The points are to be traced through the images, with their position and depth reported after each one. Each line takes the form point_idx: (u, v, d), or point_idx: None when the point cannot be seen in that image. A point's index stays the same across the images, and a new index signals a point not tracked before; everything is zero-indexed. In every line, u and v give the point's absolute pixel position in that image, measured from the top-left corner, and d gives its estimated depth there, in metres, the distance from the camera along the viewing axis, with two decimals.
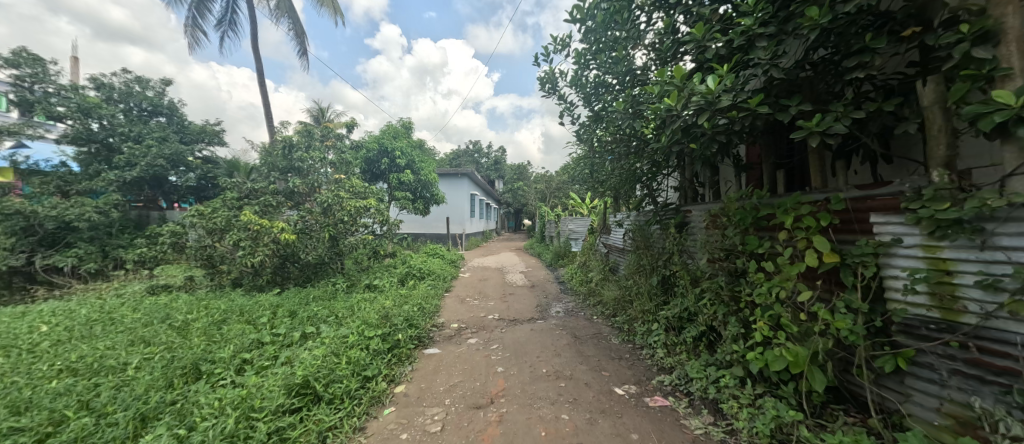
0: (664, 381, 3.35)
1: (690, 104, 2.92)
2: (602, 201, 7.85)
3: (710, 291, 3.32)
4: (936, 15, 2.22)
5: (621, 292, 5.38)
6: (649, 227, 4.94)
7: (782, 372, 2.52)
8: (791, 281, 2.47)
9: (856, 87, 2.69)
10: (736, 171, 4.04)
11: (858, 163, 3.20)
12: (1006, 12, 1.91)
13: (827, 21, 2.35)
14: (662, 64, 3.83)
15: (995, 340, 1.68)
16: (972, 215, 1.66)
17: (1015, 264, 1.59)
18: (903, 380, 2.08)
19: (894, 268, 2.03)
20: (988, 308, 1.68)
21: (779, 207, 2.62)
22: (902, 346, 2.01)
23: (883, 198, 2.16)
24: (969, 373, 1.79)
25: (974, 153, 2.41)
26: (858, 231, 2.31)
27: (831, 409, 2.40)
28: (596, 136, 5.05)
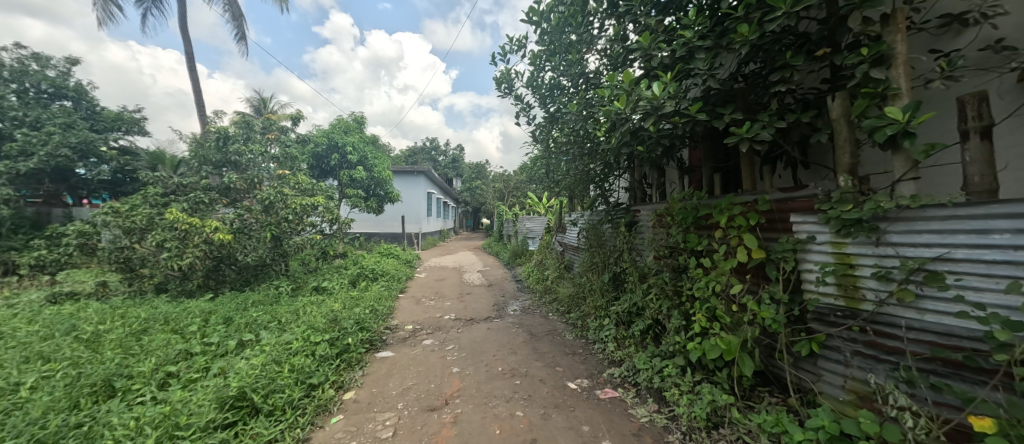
0: (614, 373, 3.50)
1: (637, 109, 3.07)
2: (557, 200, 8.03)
3: (657, 286, 3.52)
4: (843, 38, 2.51)
5: (575, 289, 5.54)
6: (601, 226, 5.13)
7: (717, 359, 2.73)
8: (726, 276, 2.69)
9: (780, 99, 2.97)
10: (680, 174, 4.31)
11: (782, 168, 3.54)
12: (896, 40, 2.24)
13: (756, 38, 2.58)
14: (613, 70, 3.99)
15: (887, 324, 1.92)
16: (869, 215, 1.89)
17: (901, 257, 1.83)
18: (816, 362, 2.33)
19: (810, 262, 2.28)
20: (882, 296, 1.92)
21: (716, 208, 2.84)
22: (816, 332, 2.25)
23: (801, 200, 2.41)
24: (867, 354, 2.04)
25: (872, 162, 2.76)
26: (780, 229, 2.56)
27: (758, 392, 2.63)
28: (551, 137, 5.15)
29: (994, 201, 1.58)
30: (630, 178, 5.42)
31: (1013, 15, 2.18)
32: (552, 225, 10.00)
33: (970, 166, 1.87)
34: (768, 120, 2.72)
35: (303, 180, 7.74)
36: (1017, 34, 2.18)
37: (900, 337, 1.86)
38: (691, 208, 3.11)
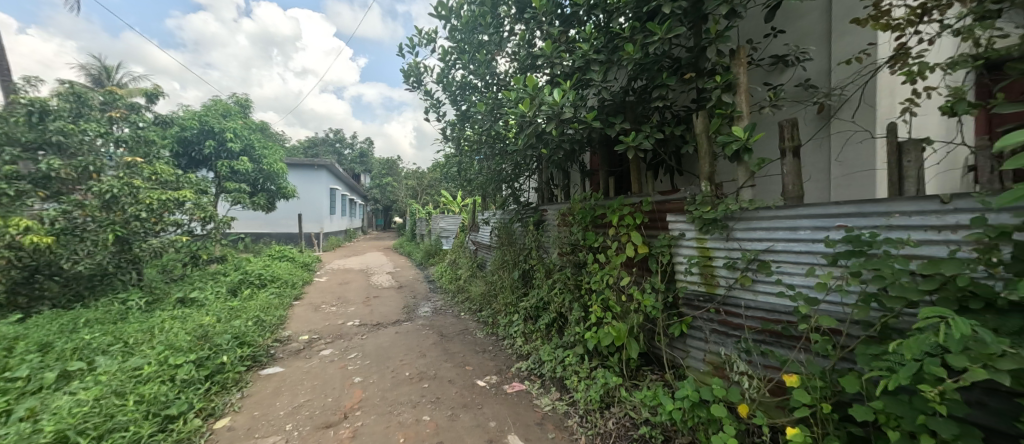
0: (521, 367, 3.62)
1: (540, 113, 3.22)
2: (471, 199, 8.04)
3: (560, 281, 3.74)
4: (705, 65, 2.96)
5: (487, 288, 5.59)
6: (511, 225, 5.26)
7: (610, 346, 3.00)
8: (617, 269, 2.98)
9: (659, 113, 3.38)
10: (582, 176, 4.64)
11: (663, 174, 4.04)
12: (739, 71, 2.66)
13: (639, 57, 2.89)
14: (520, 73, 4.12)
15: (733, 305, 2.33)
16: (721, 215, 2.29)
17: (743, 249, 2.24)
18: (685, 341, 2.72)
19: (681, 255, 2.66)
20: (730, 282, 2.33)
21: (610, 208, 3.14)
22: (685, 315, 2.63)
23: (674, 202, 2.79)
24: (720, 331, 2.43)
25: (725, 171, 3.31)
26: (659, 227, 2.94)
27: (642, 371, 2.96)
28: (461, 136, 5.12)
29: (800, 204, 1.99)
30: (538, 179, 5.65)
31: (816, 59, 2.79)
32: (465, 224, 9.97)
33: (787, 176, 2.33)
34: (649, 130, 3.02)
35: (162, 171, 6.43)
36: (818, 75, 2.80)
37: (741, 314, 2.27)
38: (589, 208, 3.38)
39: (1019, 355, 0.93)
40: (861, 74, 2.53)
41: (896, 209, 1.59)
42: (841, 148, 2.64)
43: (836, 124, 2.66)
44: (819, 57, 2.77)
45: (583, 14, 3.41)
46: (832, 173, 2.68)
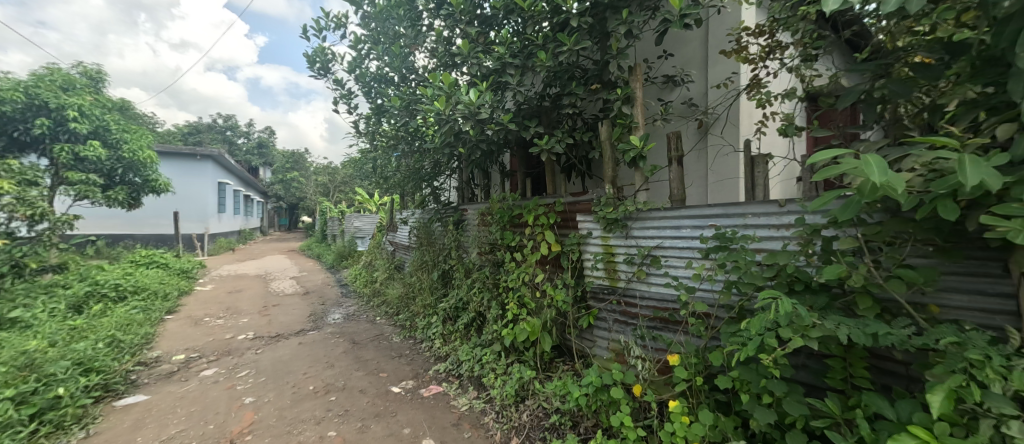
0: (439, 369, 3.56)
1: (456, 111, 3.19)
2: (388, 198, 7.66)
3: (479, 280, 3.75)
4: (608, 78, 3.22)
5: (405, 290, 5.36)
6: (431, 225, 5.14)
7: (525, 341, 3.10)
8: (532, 267, 3.10)
9: (570, 120, 3.60)
10: (501, 177, 4.72)
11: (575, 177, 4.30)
12: (636, 85, 2.95)
13: (550, 65, 3.04)
14: (439, 70, 4.04)
15: (634, 296, 2.58)
16: (622, 215, 2.54)
17: (640, 246, 2.51)
18: (592, 331, 2.93)
19: (589, 252, 2.87)
20: (629, 275, 2.59)
21: (526, 208, 3.24)
22: (592, 308, 2.84)
23: (583, 203, 3.00)
24: (621, 320, 2.68)
25: (626, 175, 3.65)
26: (570, 226, 3.13)
27: (555, 362, 3.10)
28: (375, 130, 4.84)
29: (683, 206, 2.29)
30: (459, 178, 5.60)
31: (696, 81, 3.23)
32: (382, 224, 9.46)
33: (673, 181, 2.66)
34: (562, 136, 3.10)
35: None
36: (698, 95, 3.24)
37: (637, 304, 2.53)
38: (506, 208, 3.44)
39: (823, 325, 1.19)
40: (728, 97, 3.00)
41: (750, 212, 1.92)
42: (714, 159, 3.10)
43: (711, 139, 3.11)
44: (699, 80, 3.20)
45: (500, 17, 3.47)
46: (708, 180, 3.13)
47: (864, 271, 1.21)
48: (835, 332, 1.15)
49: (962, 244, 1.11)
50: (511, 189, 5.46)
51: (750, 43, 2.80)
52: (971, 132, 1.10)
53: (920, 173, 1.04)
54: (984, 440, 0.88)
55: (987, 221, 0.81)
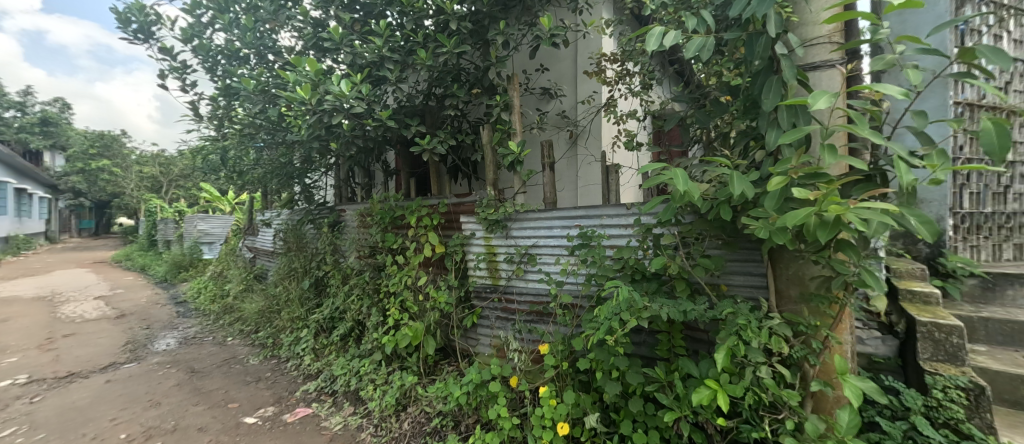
0: (309, 388, 3.19)
1: (324, 103, 2.89)
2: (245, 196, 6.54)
3: (359, 286, 3.47)
4: (488, 84, 3.32)
5: (265, 303, 4.63)
6: (300, 227, 4.56)
7: (408, 346, 2.97)
8: (415, 270, 2.99)
9: (453, 121, 3.60)
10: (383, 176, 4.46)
11: (461, 179, 4.31)
12: (513, 95, 3.09)
13: (431, 64, 2.98)
14: (307, 54, 3.61)
15: (514, 293, 2.72)
16: (501, 215, 2.68)
17: (518, 245, 2.67)
18: (476, 330, 2.99)
19: (472, 253, 2.93)
20: (510, 273, 2.73)
21: (408, 209, 3.12)
22: (475, 307, 2.90)
23: (467, 204, 3.03)
24: (502, 316, 2.79)
25: (507, 179, 3.83)
26: (454, 227, 3.13)
27: (439, 364, 3.04)
28: (224, 115, 4.08)
29: (554, 209, 2.52)
30: (335, 177, 5.09)
31: (567, 95, 3.57)
32: (238, 227, 8.01)
33: (547, 185, 2.90)
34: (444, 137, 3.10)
35: None
36: (568, 108, 3.59)
37: (515, 300, 2.69)
38: (387, 209, 3.26)
39: (652, 307, 1.45)
40: (591, 113, 3.40)
41: (606, 214, 2.22)
42: (581, 166, 3.48)
43: (577, 148, 3.49)
44: (569, 95, 3.55)
45: (378, 7, 3.28)
46: (575, 184, 3.50)
47: (679, 262, 1.53)
48: (659, 311, 1.42)
49: (738, 239, 1.50)
50: (395, 189, 5.18)
51: (607, 67, 3.22)
52: (742, 155, 1.48)
53: (710, 184, 1.37)
54: (746, 383, 1.20)
55: (744, 221, 1.11)
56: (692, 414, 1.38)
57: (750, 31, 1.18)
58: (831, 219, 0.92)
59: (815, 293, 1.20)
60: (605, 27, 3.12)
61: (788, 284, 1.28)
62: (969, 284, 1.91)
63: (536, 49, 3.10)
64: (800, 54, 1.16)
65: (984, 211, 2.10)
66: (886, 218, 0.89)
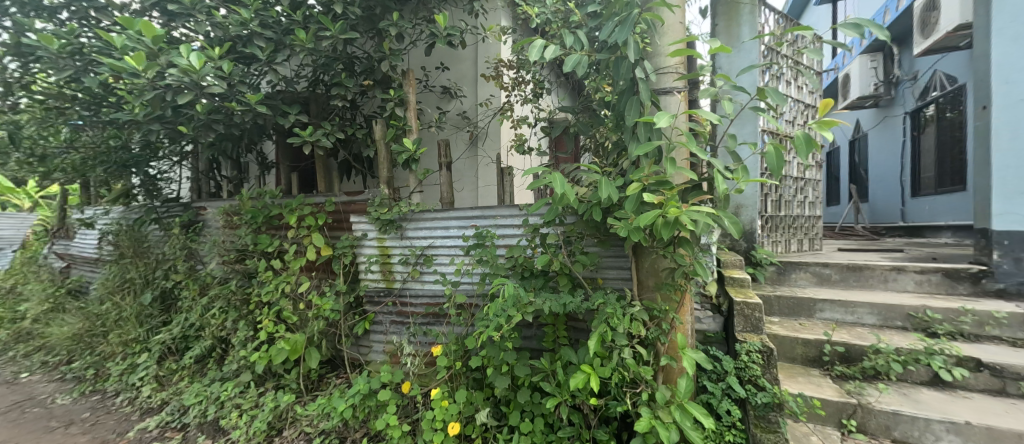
0: (148, 426, 2.59)
1: (167, 77, 2.36)
2: (53, 189, 5.05)
3: (220, 298, 2.91)
4: (380, 77, 3.08)
5: (82, 325, 3.61)
6: (140, 228, 3.71)
7: (286, 362, 2.62)
8: (295, 275, 2.63)
9: (342, 113, 3.31)
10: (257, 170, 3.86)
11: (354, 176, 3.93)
12: (409, 91, 2.94)
13: (312, 48, 2.67)
14: (147, 17, 2.93)
15: (409, 296, 2.63)
16: (396, 216, 2.56)
17: (413, 245, 2.59)
18: (368, 337, 2.81)
19: (363, 255, 2.74)
20: (405, 276, 2.63)
21: (287, 207, 2.76)
22: (367, 313, 2.72)
23: (359, 204, 2.77)
24: (397, 321, 2.68)
25: (403, 178, 3.68)
26: (344, 228, 2.86)
27: (325, 379, 2.73)
28: (15, 83, 2.93)
29: (451, 209, 2.50)
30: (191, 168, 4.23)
31: (467, 96, 3.58)
32: (43, 228, 6.14)
33: (443, 185, 2.86)
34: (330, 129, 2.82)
35: None
36: (468, 109, 3.61)
37: (410, 303, 2.60)
38: (260, 206, 2.83)
39: (536, 302, 1.56)
40: (489, 116, 3.47)
41: (500, 215, 2.30)
42: (479, 167, 3.52)
43: (474, 150, 3.53)
44: (469, 96, 3.57)
45: None
46: (472, 185, 3.53)
47: (561, 259, 1.67)
48: (543, 306, 1.54)
49: (610, 237, 1.69)
50: (273, 185, 4.50)
51: (504, 73, 3.33)
52: (612, 163, 1.68)
53: (585, 188, 1.53)
54: (613, 364, 1.37)
55: (610, 221, 1.27)
56: (570, 398, 1.52)
57: (616, 55, 1.36)
58: (672, 219, 1.12)
59: (666, 282, 1.42)
60: (502, 34, 3.24)
61: (647, 275, 1.50)
62: (770, 270, 2.48)
63: (432, 46, 3.04)
64: (653, 80, 1.38)
65: (781, 214, 2.75)
66: (709, 219, 1.12)
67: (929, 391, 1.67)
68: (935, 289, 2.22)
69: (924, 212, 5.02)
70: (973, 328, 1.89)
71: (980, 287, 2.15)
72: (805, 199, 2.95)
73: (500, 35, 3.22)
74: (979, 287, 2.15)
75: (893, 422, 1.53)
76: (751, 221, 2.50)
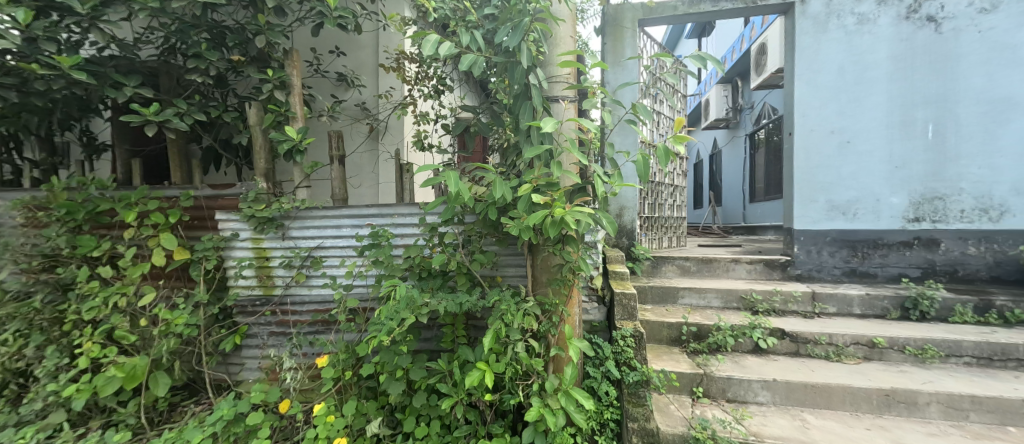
0: None
1: None
2: None
3: (16, 319, 2.16)
4: (255, 53, 2.65)
5: None
6: None
7: (120, 392, 2.06)
8: (134, 285, 2.11)
9: (204, 91, 2.76)
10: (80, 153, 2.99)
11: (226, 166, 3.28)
12: (292, 73, 2.59)
13: (157, 8, 2.17)
14: None
15: (292, 303, 2.35)
16: (277, 214, 2.25)
17: (297, 247, 2.31)
18: (239, 353, 2.42)
19: (233, 258, 2.35)
20: (288, 281, 2.33)
21: (121, 200, 2.21)
22: (239, 325, 2.35)
23: (229, 198, 2.36)
24: (278, 332, 2.38)
25: (285, 170, 3.27)
26: (208, 227, 2.42)
27: (181, 407, 2.24)
28: None
29: (343, 206, 2.30)
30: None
31: (366, 86, 3.32)
32: None
33: (335, 180, 2.61)
34: (185, 108, 2.36)
35: None
36: (368, 100, 3.35)
37: (294, 311, 2.33)
38: (81, 199, 2.21)
39: (431, 303, 1.53)
40: (389, 109, 3.29)
41: (397, 214, 2.20)
42: (378, 163, 3.31)
43: (371, 143, 3.32)
44: (368, 86, 3.32)
45: None
46: (369, 181, 3.31)
47: (459, 258, 1.67)
48: (438, 306, 1.51)
49: (508, 236, 1.73)
50: (106, 173, 3.52)
51: (406, 66, 3.18)
52: (510, 164, 1.74)
53: (483, 187, 1.56)
54: (507, 359, 1.42)
55: (503, 219, 1.32)
56: (466, 396, 1.54)
57: (511, 60, 1.41)
58: (558, 218, 1.21)
59: (556, 278, 1.53)
60: (405, 25, 2.76)
61: (540, 271, 1.59)
62: (646, 264, 2.83)
63: (320, 26, 2.74)
64: (545, 87, 1.47)
65: (655, 215, 3.16)
66: (589, 219, 1.24)
67: (752, 358, 2.09)
68: (760, 276, 2.79)
69: (757, 215, 6.27)
70: (781, 305, 2.43)
71: (787, 273, 2.76)
72: (674, 202, 3.43)
73: (402, 25, 2.76)
74: (787, 273, 2.76)
75: (727, 385, 1.88)
76: (632, 221, 2.83)
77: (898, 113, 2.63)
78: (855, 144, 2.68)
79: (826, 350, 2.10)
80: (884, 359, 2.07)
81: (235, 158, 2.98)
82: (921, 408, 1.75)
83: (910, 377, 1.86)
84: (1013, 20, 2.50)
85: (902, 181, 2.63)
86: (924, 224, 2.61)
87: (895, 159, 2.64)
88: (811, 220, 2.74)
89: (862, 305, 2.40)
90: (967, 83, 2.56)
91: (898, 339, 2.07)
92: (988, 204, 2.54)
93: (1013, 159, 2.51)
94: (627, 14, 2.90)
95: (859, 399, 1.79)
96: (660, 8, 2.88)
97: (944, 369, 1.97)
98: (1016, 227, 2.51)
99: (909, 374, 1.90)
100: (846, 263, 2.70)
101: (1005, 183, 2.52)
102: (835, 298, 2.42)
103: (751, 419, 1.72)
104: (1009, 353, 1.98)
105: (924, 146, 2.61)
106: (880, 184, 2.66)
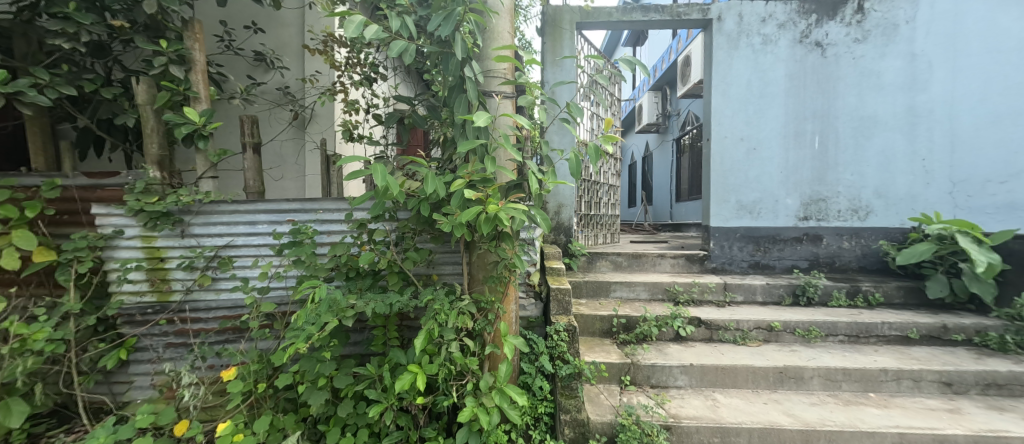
0: None
1: None
2: None
3: None
4: (145, 22, 2.25)
5: None
6: None
7: None
8: None
9: (75, 60, 2.29)
10: None
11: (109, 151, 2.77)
12: (193, 47, 2.24)
13: None
14: None
15: (194, 310, 2.06)
16: (173, 208, 1.94)
17: (199, 246, 2.02)
18: (126, 369, 2.07)
19: (115, 260, 1.98)
20: (188, 285, 2.04)
21: None
22: (123, 338, 2.00)
23: (110, 189, 2.00)
24: (176, 343, 2.08)
25: (186, 158, 2.85)
26: (83, 223, 2.02)
27: (44, 437, 1.84)
28: None
29: (257, 199, 2.07)
30: None
31: (288, 68, 3.01)
32: None
33: (249, 170, 2.33)
34: (47, 79, 1.93)
35: None
36: (292, 84, 3.06)
37: (196, 319, 2.05)
38: None
39: (356, 306, 1.42)
40: (315, 94, 3.03)
41: (322, 209, 2.03)
42: (301, 152, 3.04)
43: (295, 131, 3.03)
44: (291, 68, 3.03)
45: None
46: (293, 173, 3.02)
47: (391, 257, 1.58)
48: (367, 308, 1.42)
49: (443, 234, 1.66)
50: None
51: (334, 49, 2.94)
52: (446, 158, 1.68)
53: (416, 182, 1.49)
54: (440, 360, 1.38)
55: (436, 216, 1.27)
56: (397, 401, 1.47)
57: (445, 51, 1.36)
58: (491, 215, 1.21)
59: (492, 275, 1.52)
60: (334, 4, 2.46)
61: (476, 269, 1.57)
62: (581, 260, 2.93)
63: None
64: (481, 80, 1.44)
65: (592, 213, 3.28)
66: (523, 217, 1.23)
67: (673, 344, 2.27)
68: (682, 269, 3.02)
69: (682, 213, 6.83)
70: (699, 295, 2.66)
71: (704, 266, 3.03)
72: (609, 200, 3.59)
73: (330, 4, 2.47)
74: (704, 266, 3.03)
75: (651, 372, 2.01)
76: (569, 219, 2.91)
77: (792, 124, 3.01)
78: (759, 150, 3.01)
79: (734, 334, 2.34)
80: (780, 341, 2.35)
81: (121, 141, 2.53)
82: (807, 381, 2.02)
83: (799, 355, 2.14)
84: (878, 51, 2.97)
85: (795, 184, 3.02)
86: (811, 222, 3.02)
87: (789, 165, 3.02)
88: (723, 218, 3.04)
89: (764, 293, 2.71)
90: (845, 101, 2.99)
91: (790, 323, 2.37)
92: (858, 204, 3.01)
93: (875, 168, 3.00)
94: (565, 15, 2.96)
95: (759, 377, 2.02)
96: (597, 13, 2.98)
97: (824, 347, 2.29)
98: (877, 225, 3.00)
99: (798, 353, 2.18)
100: (752, 256, 3.04)
101: (870, 188, 3.00)
102: (742, 288, 2.71)
103: (670, 403, 1.85)
104: (872, 330, 2.36)
105: (812, 155, 3.01)
106: (778, 187, 3.02)
